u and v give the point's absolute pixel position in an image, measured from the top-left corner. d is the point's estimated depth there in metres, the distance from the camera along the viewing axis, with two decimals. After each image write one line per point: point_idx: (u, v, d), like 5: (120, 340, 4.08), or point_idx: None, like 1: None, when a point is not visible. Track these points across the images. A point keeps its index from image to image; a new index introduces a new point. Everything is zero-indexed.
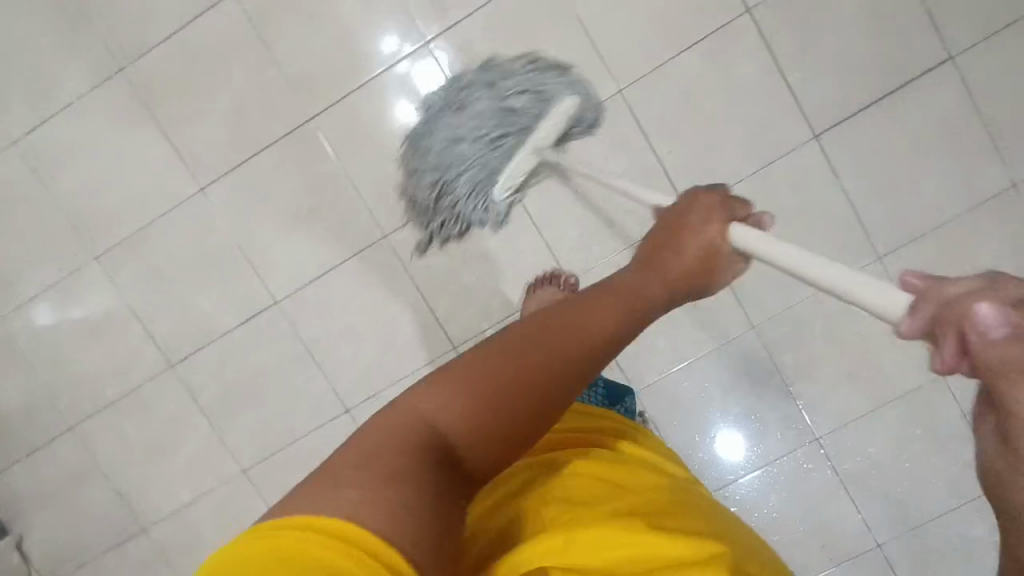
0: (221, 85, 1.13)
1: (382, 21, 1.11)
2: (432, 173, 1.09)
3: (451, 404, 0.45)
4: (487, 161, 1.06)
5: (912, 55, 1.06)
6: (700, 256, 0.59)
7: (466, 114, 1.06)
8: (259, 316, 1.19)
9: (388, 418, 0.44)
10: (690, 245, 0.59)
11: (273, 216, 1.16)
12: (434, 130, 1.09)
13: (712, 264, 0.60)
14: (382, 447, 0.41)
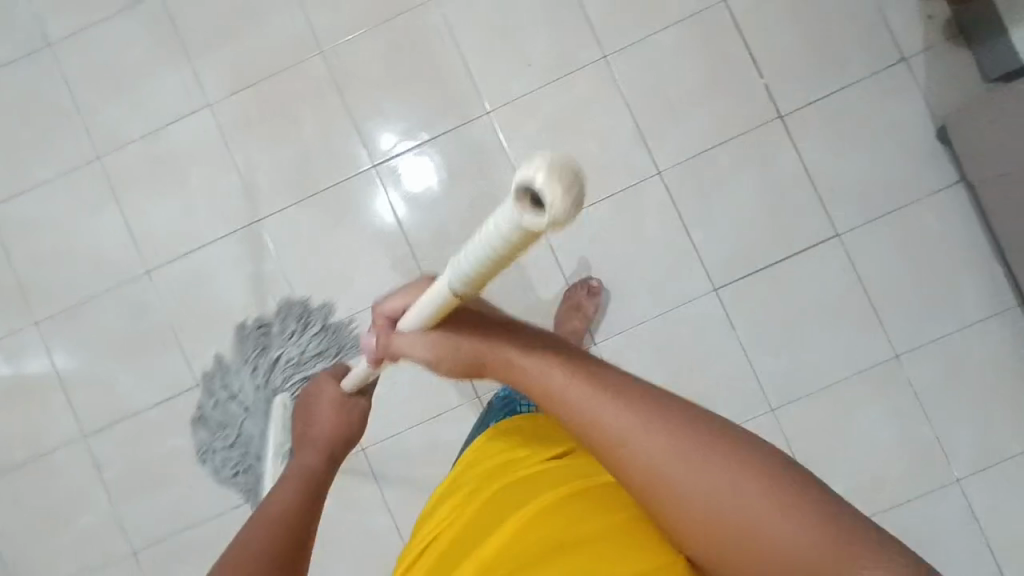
0: (183, 182, 1.24)
1: (333, 142, 1.23)
2: (219, 458, 1.20)
3: None
4: (248, 447, 1.16)
5: (802, 229, 1.17)
6: (332, 413, 0.81)
7: (209, 417, 1.21)
8: (180, 397, 1.23)
9: None
10: (320, 405, 0.82)
11: (208, 303, 1.24)
12: (213, 402, 1.20)
13: (338, 413, 0.81)
14: None
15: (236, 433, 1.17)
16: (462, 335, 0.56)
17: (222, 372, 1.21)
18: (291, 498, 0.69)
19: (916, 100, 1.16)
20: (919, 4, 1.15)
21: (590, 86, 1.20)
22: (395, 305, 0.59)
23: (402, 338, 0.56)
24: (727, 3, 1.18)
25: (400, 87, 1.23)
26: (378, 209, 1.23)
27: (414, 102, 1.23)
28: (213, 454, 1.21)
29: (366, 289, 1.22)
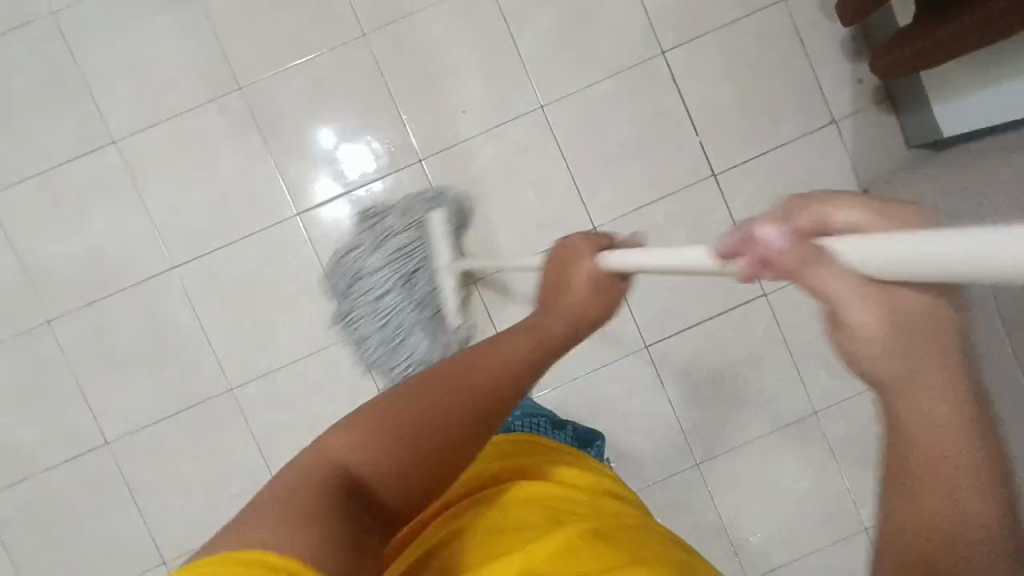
0: (87, 225, 1.15)
1: (254, 185, 1.15)
2: (355, 326, 1.14)
3: (364, 445, 0.47)
4: (388, 323, 1.11)
5: (731, 289, 1.20)
6: (591, 283, 0.66)
7: (348, 300, 1.14)
8: (86, 455, 1.16)
9: (296, 468, 0.45)
10: (582, 272, 0.67)
11: (117, 356, 1.15)
12: (342, 286, 1.14)
13: (599, 289, 0.66)
14: (283, 496, 0.41)
15: (379, 329, 1.12)
16: (924, 303, 0.38)
17: (337, 292, 1.14)
18: (493, 362, 0.54)
19: (845, 162, 1.17)
20: (850, 66, 1.16)
21: (526, 135, 1.16)
22: (844, 223, 0.46)
23: (837, 273, 0.37)
24: (665, 55, 1.16)
25: (326, 127, 1.15)
26: (322, 214, 1.16)
27: (341, 144, 1.15)
28: (359, 323, 1.13)
29: (291, 342, 1.16)
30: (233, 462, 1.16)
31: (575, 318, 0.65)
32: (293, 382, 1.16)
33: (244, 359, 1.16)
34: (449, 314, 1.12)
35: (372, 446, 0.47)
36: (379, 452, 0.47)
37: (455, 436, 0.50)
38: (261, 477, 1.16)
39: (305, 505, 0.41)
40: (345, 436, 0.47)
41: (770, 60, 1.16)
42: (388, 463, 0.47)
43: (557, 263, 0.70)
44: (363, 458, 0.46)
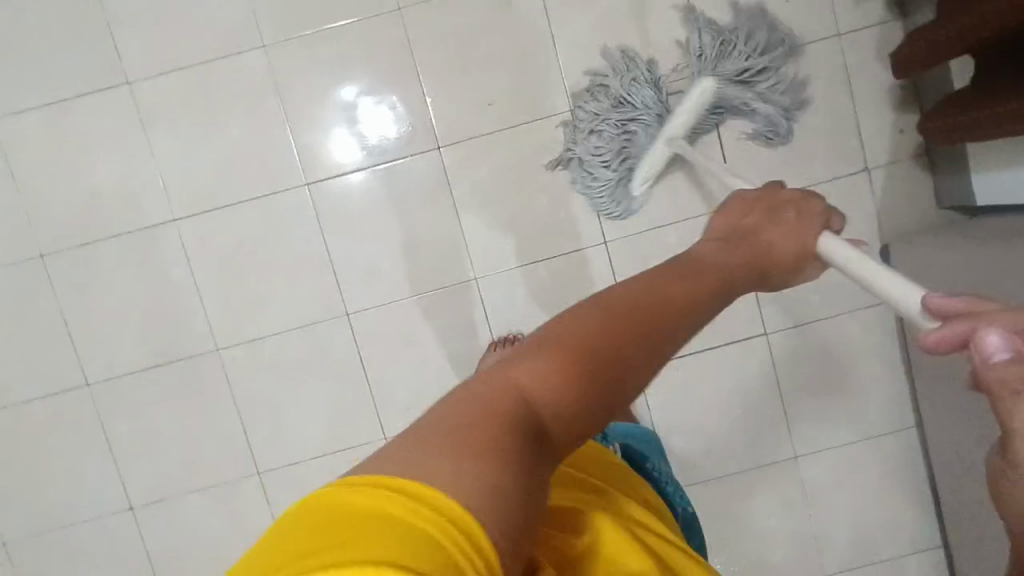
0: (92, 165, 1.12)
1: (267, 148, 1.12)
2: (590, 142, 1.09)
3: (561, 377, 0.39)
4: (630, 150, 1.09)
5: (733, 325, 1.17)
6: (796, 245, 0.59)
7: (580, 124, 1.09)
8: (66, 396, 1.15)
9: (482, 384, 0.39)
10: (801, 229, 0.60)
11: (107, 302, 1.14)
12: (578, 117, 1.10)
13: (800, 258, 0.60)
14: (478, 412, 0.36)
15: (585, 166, 1.10)
16: None
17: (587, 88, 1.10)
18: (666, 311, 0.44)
19: (870, 213, 1.14)
20: (893, 116, 1.11)
21: (550, 137, 1.13)
22: None
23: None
24: None
25: (346, 101, 1.11)
26: (337, 157, 1.12)
27: (360, 120, 1.12)
28: (580, 143, 1.10)
29: (283, 312, 1.15)
30: (210, 422, 1.16)
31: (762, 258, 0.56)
32: (280, 353, 1.15)
33: (234, 323, 1.14)
34: (634, 185, 1.10)
35: (559, 384, 0.38)
36: (564, 389, 0.38)
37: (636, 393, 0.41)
38: (239, 440, 1.17)
39: (501, 442, 0.35)
40: (534, 359, 0.39)
41: (813, 97, 1.11)
42: (569, 408, 0.38)
43: (743, 231, 0.59)
44: (560, 391, 0.38)
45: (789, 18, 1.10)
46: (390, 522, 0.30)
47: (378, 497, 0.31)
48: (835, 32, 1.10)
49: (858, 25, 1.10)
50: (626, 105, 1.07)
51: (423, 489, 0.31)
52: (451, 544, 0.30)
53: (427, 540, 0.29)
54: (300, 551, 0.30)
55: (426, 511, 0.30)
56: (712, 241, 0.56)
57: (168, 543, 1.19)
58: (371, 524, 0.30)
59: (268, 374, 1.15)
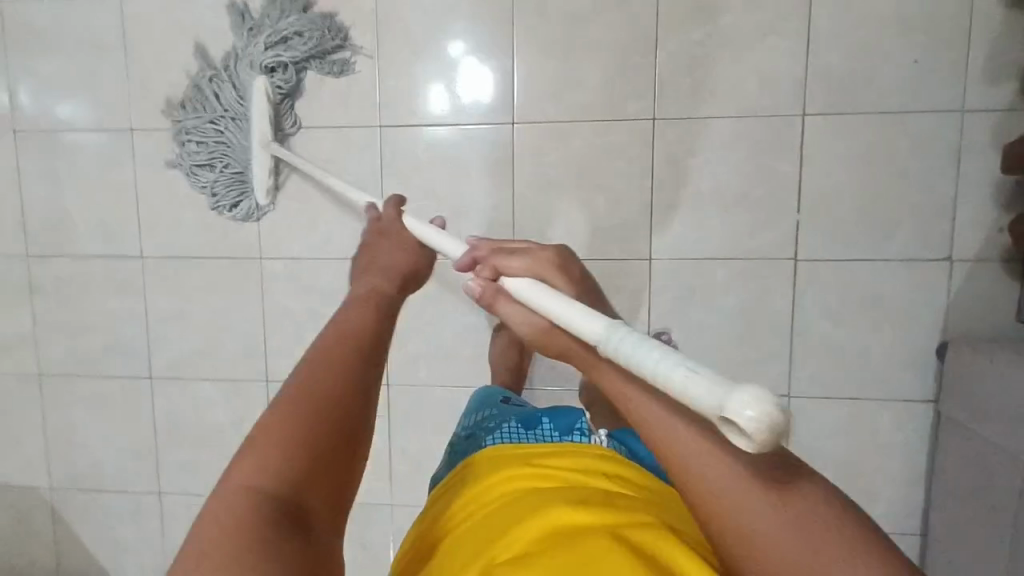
0: (193, 58, 1.18)
1: (351, 81, 1.14)
2: (194, 138, 1.18)
3: (270, 461, 0.41)
4: (229, 138, 1.18)
5: (758, 377, 1.12)
6: (398, 250, 0.67)
7: (218, 117, 1.16)
8: (121, 261, 1.25)
9: (215, 505, 0.40)
10: (390, 245, 0.68)
11: (175, 187, 1.22)
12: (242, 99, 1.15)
13: (399, 248, 0.68)
14: (217, 533, 0.38)
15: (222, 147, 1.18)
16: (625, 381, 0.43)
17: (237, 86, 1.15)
18: (340, 361, 0.47)
19: (938, 305, 1.06)
20: (996, 210, 1.03)
21: (622, 140, 1.10)
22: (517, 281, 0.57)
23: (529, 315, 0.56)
24: (803, 118, 1.06)
25: (449, 59, 1.12)
26: (424, 100, 1.13)
27: (456, 82, 1.12)
28: (216, 143, 1.18)
29: (327, 240, 1.19)
30: (235, 322, 1.23)
31: (401, 272, 0.62)
32: (314, 277, 1.20)
33: (281, 237, 1.20)
34: (257, 186, 1.17)
35: (270, 463, 0.41)
36: (269, 462, 0.41)
37: (348, 409, 0.45)
38: (256, 346, 1.23)
39: (241, 546, 0.37)
40: (233, 465, 0.41)
41: (912, 169, 1.04)
42: (282, 473, 0.41)
43: (363, 258, 0.65)
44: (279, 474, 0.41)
45: (913, 79, 1.02)
46: None
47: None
48: (959, 106, 1.02)
49: (987, 105, 1.01)
50: (227, 98, 1.16)
51: None
52: None
53: None
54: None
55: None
56: (358, 283, 0.58)
57: (172, 418, 1.28)
58: None
59: (297, 293, 1.21)
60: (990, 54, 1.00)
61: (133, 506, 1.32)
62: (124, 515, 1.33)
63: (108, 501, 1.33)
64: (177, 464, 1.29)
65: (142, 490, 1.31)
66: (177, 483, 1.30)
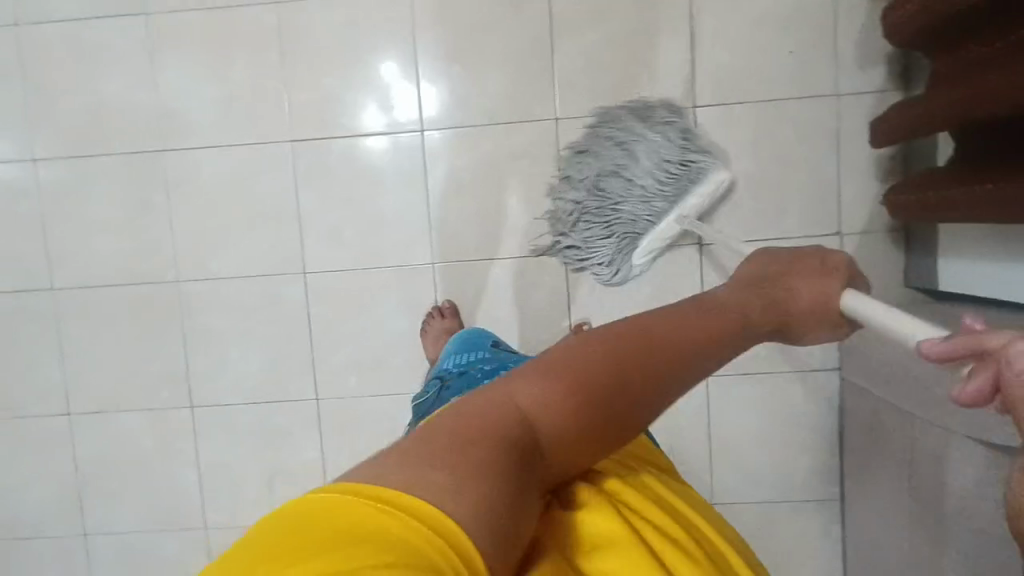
0: (97, 84, 1.17)
1: (260, 100, 1.15)
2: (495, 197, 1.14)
3: (558, 398, 0.41)
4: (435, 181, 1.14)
5: None
6: (811, 304, 0.54)
7: (576, 184, 1.10)
8: (30, 295, 1.21)
9: (489, 398, 0.41)
10: (812, 291, 0.55)
11: (85, 215, 1.19)
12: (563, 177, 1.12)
13: (816, 317, 0.55)
14: (474, 423, 0.39)
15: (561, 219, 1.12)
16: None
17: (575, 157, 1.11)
18: (665, 342, 0.45)
19: None
20: (877, 186, 1.10)
21: (530, 142, 1.14)
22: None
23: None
24: (695, 110, 1.11)
25: (382, 80, 1.14)
26: (359, 117, 1.15)
27: (395, 105, 1.15)
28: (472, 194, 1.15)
29: (244, 258, 1.18)
30: (156, 349, 1.21)
31: (778, 308, 0.53)
32: (234, 296, 1.19)
33: (198, 259, 1.19)
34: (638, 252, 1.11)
35: (554, 402, 0.41)
36: (554, 408, 0.41)
37: (630, 404, 0.43)
38: (178, 371, 1.21)
39: (488, 454, 0.37)
40: (529, 381, 0.42)
41: (799, 152, 1.11)
42: (560, 418, 0.41)
43: (762, 279, 0.56)
44: (556, 411, 0.41)
45: (792, 69, 1.09)
46: (368, 532, 0.31)
47: (357, 503, 0.33)
48: (834, 92, 1.09)
49: (860, 89, 1.09)
50: (631, 146, 1.06)
51: (397, 494, 0.33)
52: (425, 545, 0.31)
53: (396, 537, 0.31)
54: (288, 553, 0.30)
55: (403, 516, 0.32)
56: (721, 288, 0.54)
57: (93, 453, 1.23)
58: (360, 535, 0.31)
59: (218, 313, 1.19)
60: (857, 41, 1.08)
61: (56, 551, 1.26)
62: (47, 561, 1.27)
63: (29, 548, 1.27)
64: (101, 501, 1.25)
65: (66, 532, 1.26)
66: (103, 522, 1.25)
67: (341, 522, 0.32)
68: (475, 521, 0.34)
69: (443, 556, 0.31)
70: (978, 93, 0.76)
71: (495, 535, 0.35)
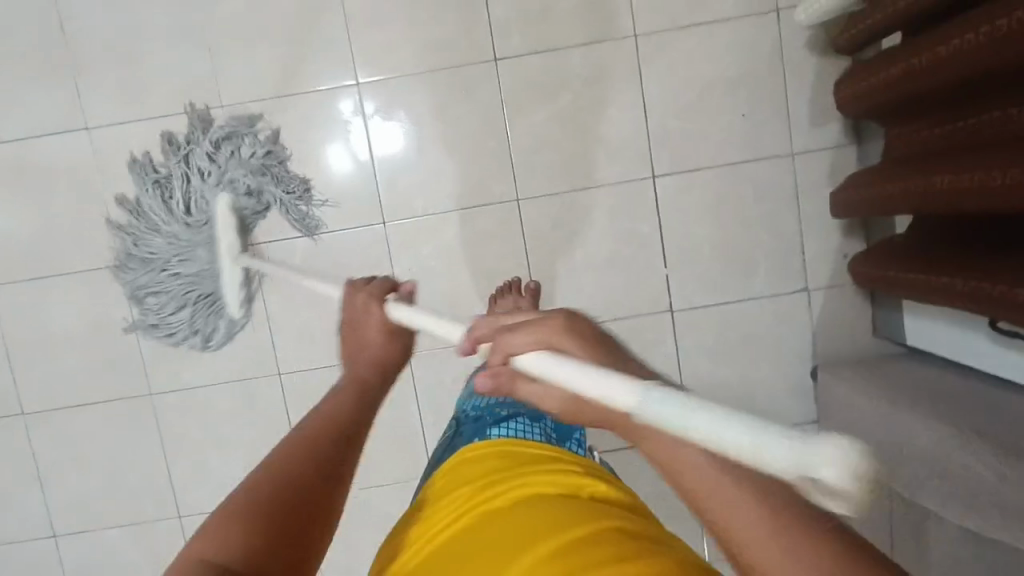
0: (44, 204, 1.14)
1: None
2: (155, 293, 1.13)
3: (238, 537, 0.38)
4: (197, 263, 1.11)
5: None
6: (380, 339, 0.63)
7: (162, 237, 1.11)
8: None
9: None
10: (370, 329, 0.63)
11: (48, 334, 1.17)
12: (162, 235, 1.11)
13: (385, 340, 0.63)
14: None
15: (200, 290, 1.13)
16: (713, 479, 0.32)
17: (155, 214, 1.11)
18: (316, 430, 0.48)
19: (805, 333, 1.14)
20: (838, 240, 1.12)
21: (493, 223, 1.13)
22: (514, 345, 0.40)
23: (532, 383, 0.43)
24: (655, 179, 1.12)
25: (343, 121, 1.11)
26: (325, 159, 1.12)
27: (355, 126, 1.11)
28: (158, 301, 1.14)
29: (219, 365, 1.17)
30: (135, 461, 1.19)
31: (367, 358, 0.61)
32: (210, 403, 1.18)
33: (169, 369, 1.17)
34: (231, 305, 1.12)
35: (236, 538, 0.38)
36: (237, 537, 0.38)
37: (314, 488, 0.43)
38: (160, 482, 1.19)
39: None
40: (202, 541, 0.38)
41: (759, 214, 1.11)
42: (244, 547, 0.38)
43: (355, 352, 0.62)
44: (243, 544, 0.38)
45: (745, 131, 1.10)
46: None
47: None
48: (789, 151, 1.10)
49: (814, 146, 1.10)
50: (168, 168, 1.10)
51: None
52: None
53: None
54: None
55: None
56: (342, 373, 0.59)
57: (82, 571, 1.22)
58: None
59: (196, 421, 1.18)
60: (808, 101, 1.09)
61: None
62: None
63: None
64: None
65: None
66: None
67: None
68: None
69: None
70: (920, 189, 0.77)
71: None
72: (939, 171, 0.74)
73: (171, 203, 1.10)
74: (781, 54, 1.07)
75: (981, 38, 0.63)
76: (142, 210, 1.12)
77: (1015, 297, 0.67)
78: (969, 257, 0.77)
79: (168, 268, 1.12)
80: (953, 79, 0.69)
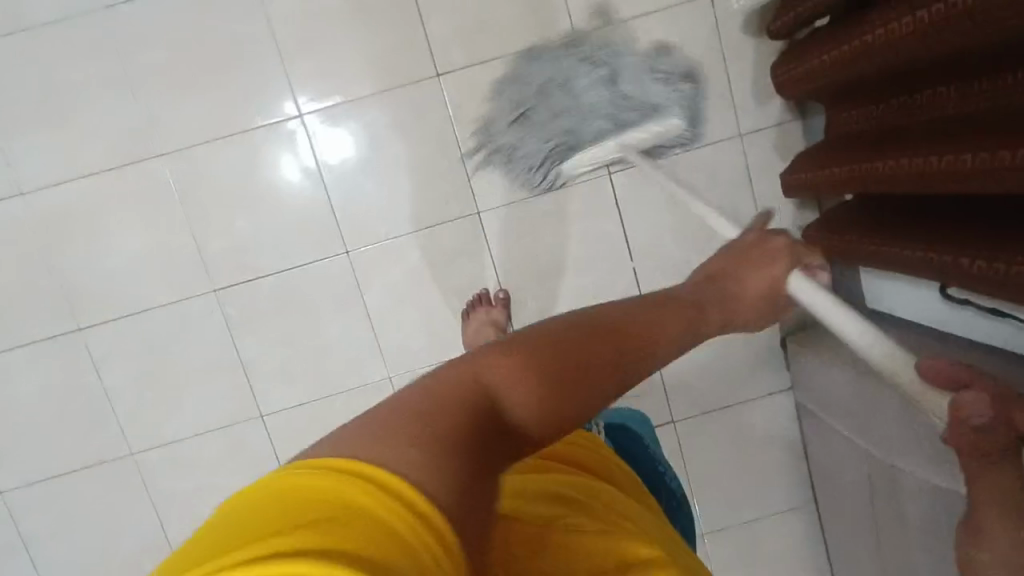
0: None
1: (170, 253, 1.10)
2: (522, 152, 1.11)
3: (530, 377, 0.40)
4: (565, 138, 1.10)
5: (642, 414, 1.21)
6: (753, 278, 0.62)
7: (527, 118, 1.09)
8: None
9: (464, 377, 0.39)
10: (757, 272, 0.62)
11: (16, 407, 1.13)
12: (503, 122, 1.10)
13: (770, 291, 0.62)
14: (441, 404, 0.37)
15: (556, 158, 1.11)
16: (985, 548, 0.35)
17: (506, 121, 1.09)
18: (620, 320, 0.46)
19: None
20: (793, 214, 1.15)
21: (457, 239, 1.13)
22: None
23: None
24: (611, 177, 1.13)
25: (290, 134, 1.08)
26: (275, 171, 1.09)
27: (301, 136, 1.08)
28: (518, 156, 1.11)
29: (199, 414, 1.15)
30: (127, 523, 1.17)
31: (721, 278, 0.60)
32: (196, 454, 1.16)
33: (148, 427, 1.15)
34: (578, 166, 1.11)
35: (520, 381, 0.39)
36: (527, 391, 0.39)
37: (603, 387, 0.42)
38: (156, 539, 1.18)
39: (451, 432, 0.36)
40: (493, 357, 0.40)
41: (715, 198, 1.14)
42: (532, 392, 0.39)
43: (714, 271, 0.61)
44: (534, 381, 0.40)
45: (692, 119, 1.11)
46: (319, 532, 0.29)
47: (342, 483, 0.31)
48: (737, 134, 1.12)
49: (760, 126, 1.12)
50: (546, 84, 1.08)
51: (350, 463, 0.33)
52: (395, 522, 0.30)
53: (347, 506, 0.31)
54: (250, 538, 0.30)
55: (382, 496, 0.31)
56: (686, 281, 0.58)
57: None
58: (313, 510, 0.31)
59: (183, 474, 1.16)
60: (750, 83, 1.11)
61: None
62: None
63: None
64: None
65: None
66: None
67: (315, 510, 0.31)
68: (427, 480, 0.32)
69: (408, 534, 0.30)
70: (866, 169, 0.81)
71: (450, 489, 0.33)
72: (896, 148, 0.75)
73: (534, 105, 1.09)
74: (719, 39, 1.09)
75: (906, 29, 0.66)
76: (504, 95, 1.09)
77: (964, 265, 0.70)
78: (915, 228, 0.81)
79: (521, 123, 1.10)
80: (894, 59, 0.70)
